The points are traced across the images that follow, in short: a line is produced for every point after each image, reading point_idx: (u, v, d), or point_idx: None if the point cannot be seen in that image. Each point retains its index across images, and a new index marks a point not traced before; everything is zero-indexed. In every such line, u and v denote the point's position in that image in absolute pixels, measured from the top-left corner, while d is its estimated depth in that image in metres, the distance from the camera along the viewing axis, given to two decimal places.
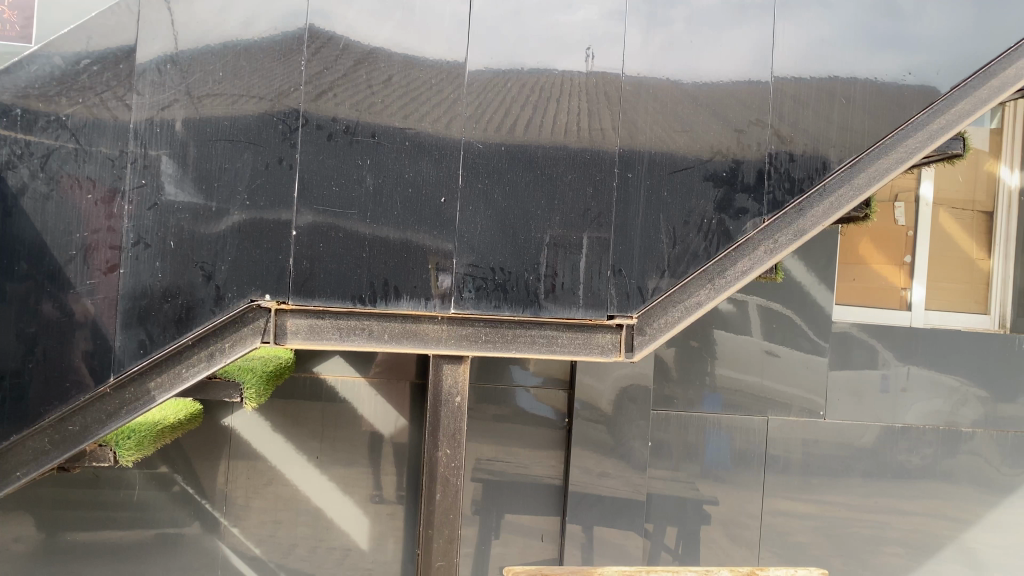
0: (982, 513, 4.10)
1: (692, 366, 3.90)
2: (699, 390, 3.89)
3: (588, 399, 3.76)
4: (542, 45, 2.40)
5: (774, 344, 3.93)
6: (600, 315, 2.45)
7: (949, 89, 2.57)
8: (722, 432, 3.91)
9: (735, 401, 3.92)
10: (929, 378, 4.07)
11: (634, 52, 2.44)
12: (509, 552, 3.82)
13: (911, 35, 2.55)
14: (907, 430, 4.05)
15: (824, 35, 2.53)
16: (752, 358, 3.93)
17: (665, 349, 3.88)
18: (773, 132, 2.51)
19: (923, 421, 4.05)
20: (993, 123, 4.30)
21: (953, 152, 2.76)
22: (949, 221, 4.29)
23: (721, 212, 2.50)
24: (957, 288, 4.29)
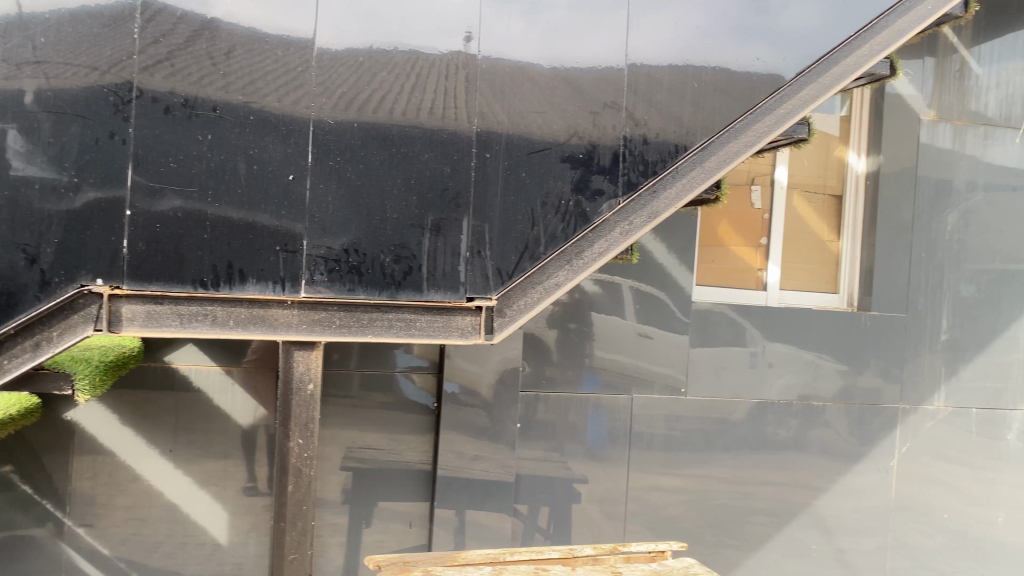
0: (833, 480, 4.33)
1: (572, 348, 3.94)
2: (579, 370, 3.94)
3: (459, 383, 3.73)
4: (423, 28, 2.34)
5: (647, 326, 4.02)
6: (459, 297, 2.41)
7: (794, 75, 2.65)
8: (600, 411, 3.97)
9: (612, 380, 3.99)
10: (785, 353, 4.25)
11: (515, 36, 2.43)
12: (385, 539, 3.76)
13: (775, 31, 2.65)
14: (770, 405, 4.23)
15: (697, 25, 2.58)
16: (626, 339, 4.00)
17: (536, 331, 3.89)
18: (627, 114, 2.53)
19: (780, 396, 4.24)
20: (843, 109, 4.52)
21: (798, 136, 2.90)
22: (801, 203, 4.52)
23: (578, 193, 2.49)
24: (809, 268, 4.53)
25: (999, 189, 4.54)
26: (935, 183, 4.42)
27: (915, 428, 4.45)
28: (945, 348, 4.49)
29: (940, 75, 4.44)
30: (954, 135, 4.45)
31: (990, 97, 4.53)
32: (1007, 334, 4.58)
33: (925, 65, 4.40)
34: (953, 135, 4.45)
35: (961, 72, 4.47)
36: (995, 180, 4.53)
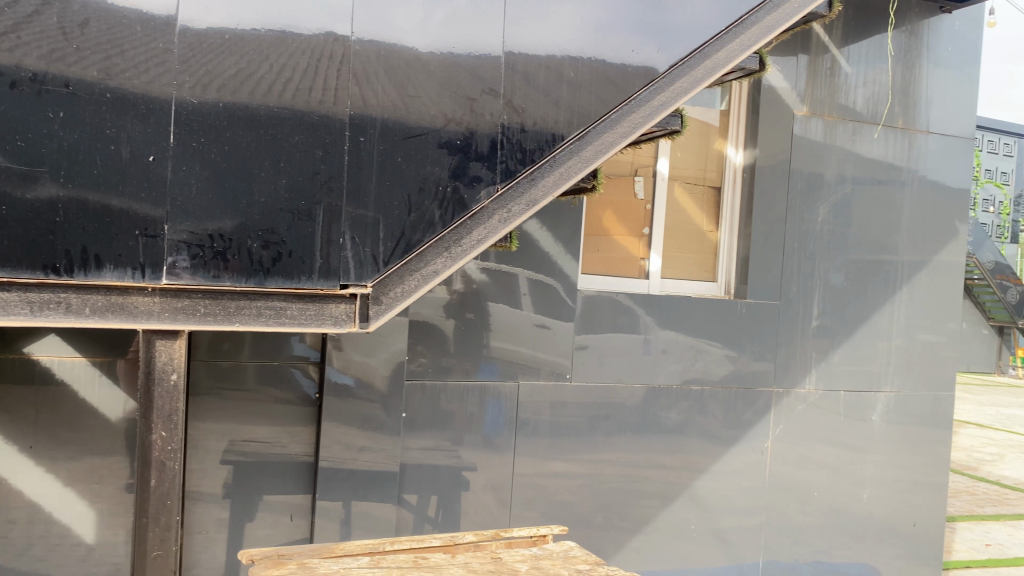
0: (711, 461, 4.49)
1: (470, 339, 3.95)
2: (476, 360, 3.95)
3: (344, 372, 3.66)
4: (309, 10, 2.30)
5: (544, 317, 4.09)
6: (332, 284, 2.36)
7: (666, 68, 2.70)
8: (499, 400, 4.00)
9: (510, 370, 4.03)
10: (674, 341, 4.39)
11: (419, 23, 2.42)
12: (275, 533, 3.67)
13: (670, 28, 2.70)
14: (663, 390, 4.37)
15: (600, 20, 2.64)
16: (524, 330, 4.05)
17: (424, 319, 3.86)
18: (505, 101, 2.53)
19: (673, 381, 4.39)
20: (722, 104, 4.69)
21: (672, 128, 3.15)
22: (682, 194, 4.64)
23: (455, 179, 2.47)
24: (689, 258, 4.67)
25: (866, 183, 4.79)
26: (808, 177, 4.63)
27: (788, 411, 4.67)
28: (816, 334, 4.73)
29: (813, 72, 4.64)
30: (825, 129, 4.68)
31: (858, 94, 4.78)
32: (872, 320, 4.86)
33: (797, 62, 4.59)
34: (824, 129, 4.67)
35: (831, 70, 4.69)
36: (862, 174, 4.78)
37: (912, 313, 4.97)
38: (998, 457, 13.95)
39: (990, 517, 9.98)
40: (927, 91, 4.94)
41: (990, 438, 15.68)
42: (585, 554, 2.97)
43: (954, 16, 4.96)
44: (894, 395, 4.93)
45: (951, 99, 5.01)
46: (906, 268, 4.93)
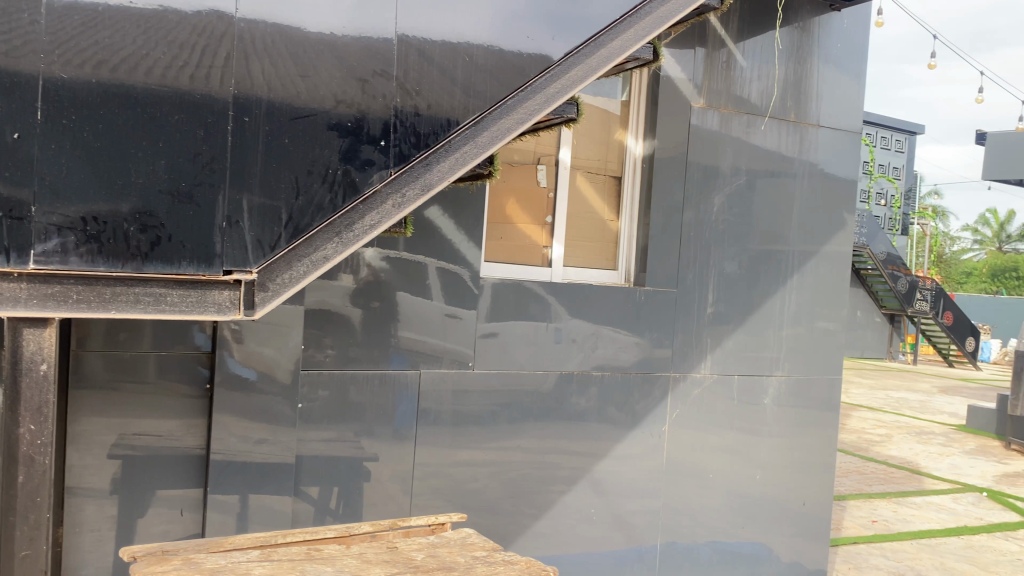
0: (610, 446, 4.56)
1: (378, 329, 3.89)
2: (385, 350, 3.90)
3: (243, 360, 3.51)
4: None
5: (455, 307, 4.08)
6: (214, 270, 2.28)
7: (562, 56, 2.71)
8: (408, 390, 3.97)
9: (419, 359, 4.00)
10: (584, 329, 4.46)
11: (325, 8, 2.41)
12: (172, 529, 3.48)
13: (585, 17, 2.73)
14: (572, 376, 4.44)
15: (513, 10, 2.66)
16: (435, 320, 4.03)
17: (325, 306, 3.75)
18: (398, 84, 2.50)
19: (584, 367, 4.47)
20: (624, 94, 4.75)
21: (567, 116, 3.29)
22: (584, 183, 4.68)
23: (346, 163, 2.42)
24: (591, 246, 4.72)
25: (760, 175, 4.97)
26: (704, 168, 4.77)
27: (684, 395, 4.81)
28: (710, 321, 4.89)
29: (709, 65, 4.75)
30: (721, 121, 4.81)
31: (753, 87, 4.92)
32: (764, 307, 5.07)
33: (695, 54, 4.69)
34: (720, 120, 4.80)
35: (728, 63, 4.81)
36: (756, 166, 4.95)
37: (800, 301, 5.21)
38: (886, 438, 14.74)
39: (877, 495, 10.52)
40: (817, 87, 5.14)
41: (880, 420, 16.55)
42: (483, 541, 2.97)
43: (841, 15, 5.18)
44: (784, 378, 5.17)
45: (838, 95, 5.23)
46: (796, 257, 5.16)
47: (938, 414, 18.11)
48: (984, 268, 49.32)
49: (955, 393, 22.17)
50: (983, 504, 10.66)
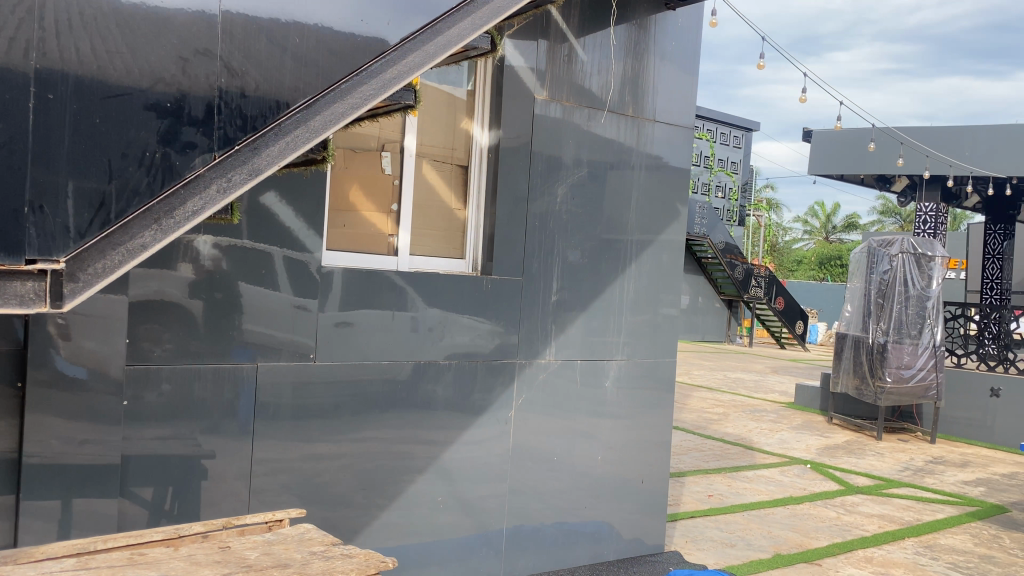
0: (456, 434, 4.58)
1: (219, 322, 3.70)
2: (228, 343, 3.72)
3: (71, 356, 3.21)
4: None
5: (304, 299, 3.97)
6: (16, 259, 2.09)
7: (399, 41, 2.67)
8: (248, 385, 3.80)
9: (263, 352, 3.84)
10: (438, 317, 4.48)
11: None
12: None
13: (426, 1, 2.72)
14: (427, 365, 4.45)
15: None
16: (281, 312, 3.90)
17: (159, 298, 3.53)
18: (222, 64, 2.40)
19: (445, 356, 4.52)
20: (469, 84, 4.76)
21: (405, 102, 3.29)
22: (430, 172, 4.65)
23: (165, 145, 2.29)
24: (438, 235, 4.71)
25: (600, 166, 5.14)
26: (546, 159, 4.87)
27: (530, 380, 4.90)
28: (555, 308, 5.00)
29: (551, 58, 4.84)
30: (563, 113, 4.92)
31: (593, 81, 5.05)
32: (604, 294, 5.23)
33: (537, 46, 4.76)
34: (562, 112, 4.91)
35: (569, 57, 4.92)
36: (596, 157, 5.12)
37: (638, 288, 5.42)
38: (723, 416, 15.64)
39: (714, 471, 11.15)
40: (652, 83, 5.37)
41: (718, 400, 17.58)
42: (322, 535, 2.92)
43: (675, 15, 5.41)
44: (624, 362, 5.37)
45: (672, 92, 5.48)
46: (634, 246, 5.36)
47: (769, 392, 19.43)
48: (811, 256, 53.19)
49: (785, 373, 23.86)
50: (807, 474, 11.53)
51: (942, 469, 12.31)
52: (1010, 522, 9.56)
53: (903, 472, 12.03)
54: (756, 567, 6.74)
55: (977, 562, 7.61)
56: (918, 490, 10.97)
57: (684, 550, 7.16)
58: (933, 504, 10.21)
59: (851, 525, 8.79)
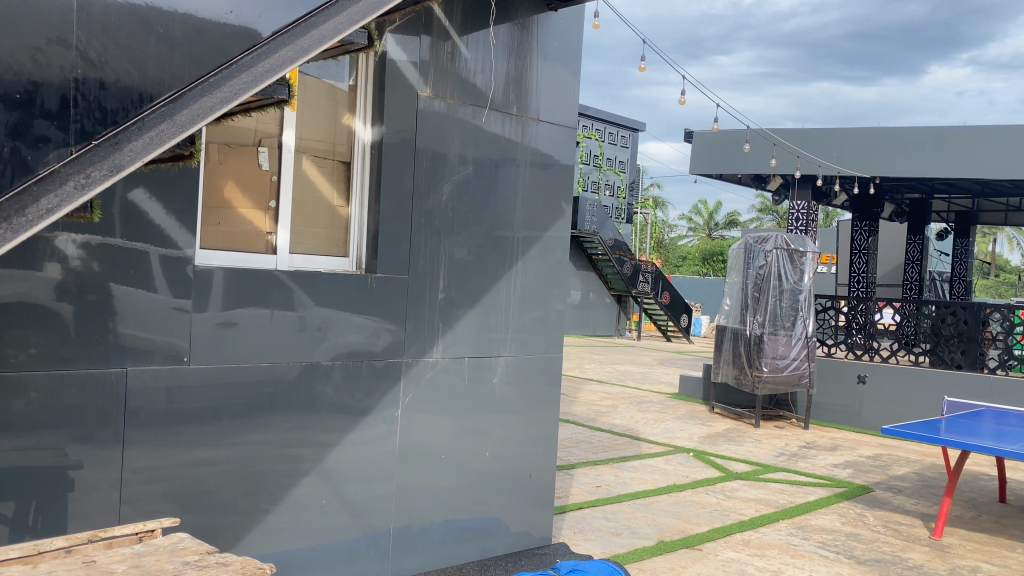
0: (340, 436, 4.49)
1: (87, 323, 3.50)
2: (99, 347, 3.53)
3: None
4: None
5: (181, 300, 3.82)
6: None
7: (271, 34, 2.62)
8: (118, 390, 3.59)
9: (136, 354, 3.66)
10: (325, 315, 4.40)
11: None
12: None
13: None
14: (316, 366, 4.37)
15: None
16: (156, 314, 3.74)
17: (21, 299, 3.30)
18: (79, 54, 2.30)
19: (331, 357, 4.44)
20: (351, 79, 4.69)
21: (278, 97, 3.18)
22: (310, 168, 4.56)
23: (16, 139, 2.19)
24: (319, 232, 4.62)
25: (484, 164, 5.16)
26: (431, 155, 4.85)
27: (416, 378, 4.87)
28: (442, 305, 4.99)
29: (434, 54, 4.82)
30: (447, 109, 4.90)
31: (477, 79, 5.06)
32: (490, 291, 5.26)
33: (420, 42, 4.73)
34: (445, 109, 4.90)
35: (452, 54, 4.91)
36: (481, 155, 5.14)
37: (525, 285, 5.47)
38: (612, 409, 16.03)
39: (602, 462, 11.40)
40: (535, 82, 5.43)
41: (607, 392, 18.01)
42: (196, 545, 2.82)
43: (557, 15, 5.49)
44: (511, 358, 5.41)
45: (555, 92, 5.57)
46: (520, 243, 5.41)
47: (655, 384, 20.04)
48: (695, 253, 55.23)
49: (671, 365, 24.67)
50: (690, 463, 11.95)
51: (814, 453, 13.00)
52: (874, 501, 10.20)
53: (778, 457, 12.64)
54: (640, 554, 6.94)
55: (844, 540, 8.09)
56: (792, 474, 11.55)
57: (572, 541, 7.29)
58: (805, 486, 10.77)
59: (730, 510, 9.17)
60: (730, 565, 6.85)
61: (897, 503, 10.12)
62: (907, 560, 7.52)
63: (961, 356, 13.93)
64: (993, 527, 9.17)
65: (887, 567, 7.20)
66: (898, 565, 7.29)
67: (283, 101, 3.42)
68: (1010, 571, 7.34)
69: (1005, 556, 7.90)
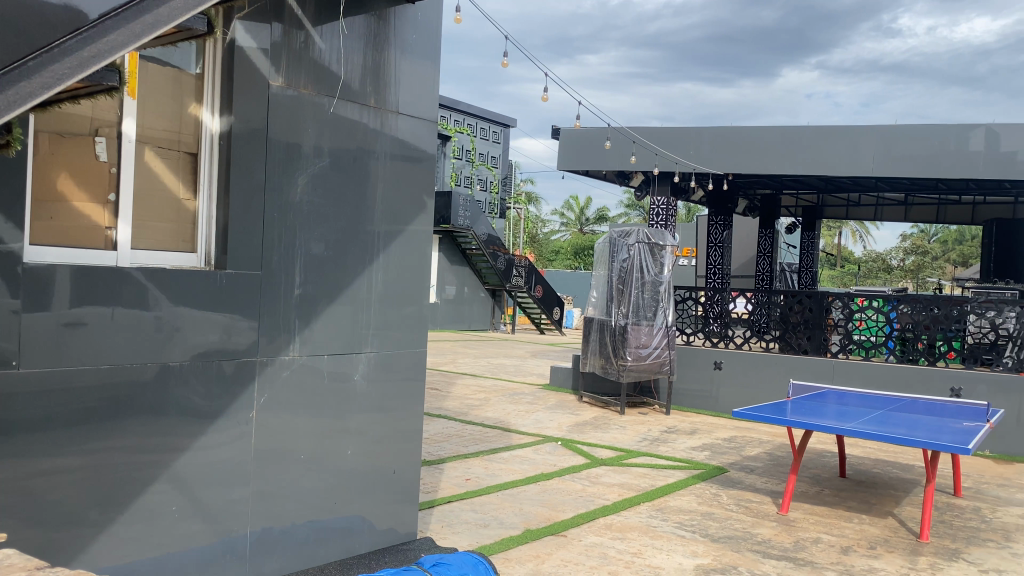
0: (191, 440, 4.30)
1: None
2: None
3: None
4: None
5: (20, 301, 3.58)
6: None
7: (97, 16, 2.47)
8: None
9: None
10: (173, 313, 4.20)
11: None
12: None
13: None
14: (165, 368, 4.18)
15: None
16: None
17: None
18: None
19: (181, 358, 4.25)
20: (197, 67, 4.50)
21: (106, 84, 3.01)
22: (152, 159, 4.35)
23: None
24: (163, 227, 4.41)
25: (341, 156, 5.07)
26: (284, 147, 4.72)
27: (272, 378, 4.73)
28: (298, 302, 4.87)
29: (286, 43, 4.69)
30: (301, 100, 4.79)
31: (331, 69, 4.97)
32: (350, 287, 5.18)
33: (271, 30, 4.59)
34: (299, 100, 4.78)
35: (305, 45, 4.80)
36: (338, 148, 5.04)
37: (386, 279, 5.42)
38: (484, 401, 16.14)
39: (473, 455, 11.46)
40: (393, 75, 5.38)
41: (479, 385, 18.13)
42: (24, 562, 2.64)
43: (415, 8, 5.46)
44: (372, 355, 5.35)
45: (414, 86, 5.53)
46: (380, 237, 5.35)
47: (527, 376, 20.33)
48: (568, 247, 56.77)
49: (543, 357, 25.08)
50: (558, 451, 12.18)
51: (674, 438, 13.54)
52: (728, 481, 10.74)
53: (641, 442, 13.11)
54: (506, 544, 7.02)
55: (700, 519, 8.47)
56: (653, 458, 11.99)
57: (438, 535, 7.29)
58: (665, 470, 11.21)
59: (594, 496, 9.43)
60: (593, 549, 7.03)
61: (749, 482, 10.69)
62: (757, 535, 7.96)
63: (807, 341, 14.91)
64: (833, 500, 9.85)
65: (738, 542, 7.60)
66: (748, 541, 7.70)
67: (115, 87, 3.26)
68: (847, 541, 7.90)
69: (844, 527, 8.50)
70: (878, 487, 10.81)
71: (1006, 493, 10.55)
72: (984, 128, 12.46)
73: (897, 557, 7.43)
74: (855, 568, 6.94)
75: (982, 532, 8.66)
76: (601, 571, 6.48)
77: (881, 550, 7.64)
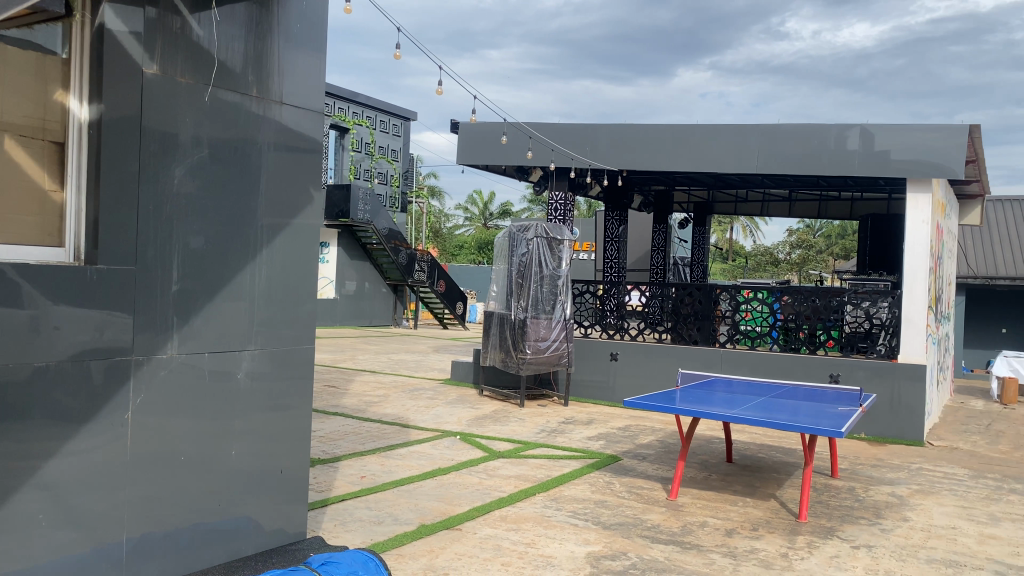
0: (60, 443, 4.09)
1: None
2: None
3: None
4: None
5: None
6: None
7: None
8: None
9: None
10: (38, 311, 3.97)
11: None
12: None
13: None
14: (33, 369, 3.95)
15: None
16: None
17: None
18: None
19: (50, 358, 4.02)
20: (63, 52, 4.27)
21: None
22: (13, 148, 4.12)
23: None
24: (26, 220, 4.17)
25: (222, 147, 4.91)
26: (160, 136, 4.53)
27: (148, 379, 4.54)
28: (177, 298, 4.70)
29: (160, 28, 4.51)
30: (177, 87, 4.61)
31: (210, 56, 4.80)
32: (231, 281, 5.03)
33: (144, 13, 4.40)
34: (175, 87, 4.60)
35: (182, 30, 4.62)
36: (217, 138, 4.88)
37: (271, 274, 5.28)
38: (383, 398, 15.97)
39: (369, 452, 11.33)
40: (277, 63, 5.24)
41: (379, 381, 17.95)
42: None
43: None
44: (257, 351, 5.21)
45: (300, 75, 5.40)
46: (264, 231, 5.21)
47: (428, 371, 20.24)
48: (472, 241, 57.48)
49: (444, 351, 25.05)
50: (456, 445, 12.19)
51: (571, 428, 13.76)
52: (622, 469, 11.00)
53: (539, 434, 13.26)
54: (400, 539, 6.97)
55: (593, 508, 8.64)
56: (550, 449, 12.16)
57: (331, 534, 7.18)
58: (562, 460, 11.39)
59: (491, 488, 9.49)
60: (487, 542, 7.07)
61: (641, 469, 10.99)
62: (646, 521, 8.18)
63: (697, 332, 15.43)
64: (720, 485, 10.23)
65: (628, 529, 7.78)
66: (638, 527, 7.91)
67: None
68: (732, 523, 8.22)
69: (729, 510, 8.84)
70: (762, 470, 11.28)
71: (878, 473, 11.20)
72: (859, 129, 13.18)
73: (778, 537, 7.77)
74: (738, 549, 7.23)
75: (855, 510, 9.17)
76: (494, 563, 6.52)
77: (763, 531, 7.98)
